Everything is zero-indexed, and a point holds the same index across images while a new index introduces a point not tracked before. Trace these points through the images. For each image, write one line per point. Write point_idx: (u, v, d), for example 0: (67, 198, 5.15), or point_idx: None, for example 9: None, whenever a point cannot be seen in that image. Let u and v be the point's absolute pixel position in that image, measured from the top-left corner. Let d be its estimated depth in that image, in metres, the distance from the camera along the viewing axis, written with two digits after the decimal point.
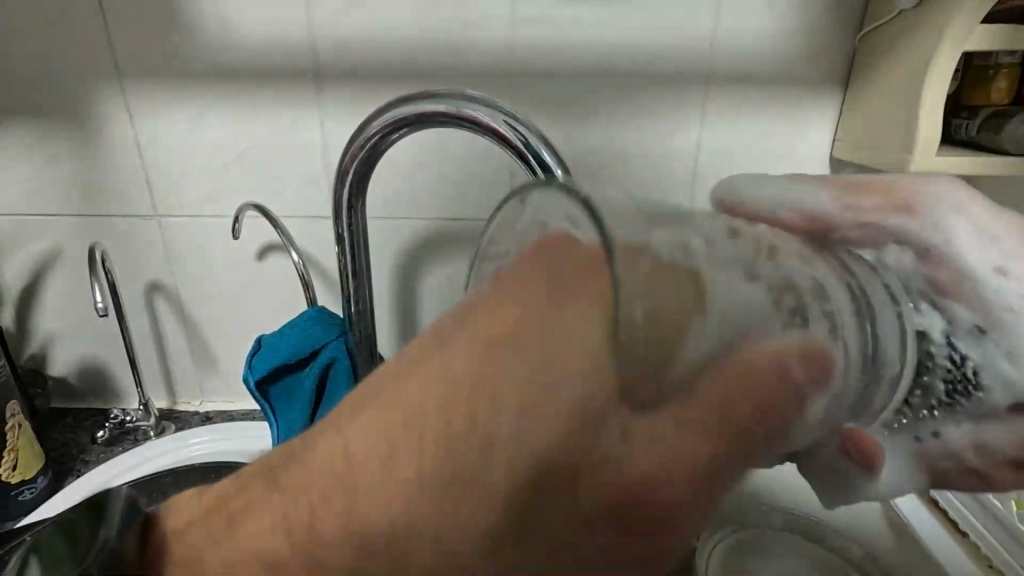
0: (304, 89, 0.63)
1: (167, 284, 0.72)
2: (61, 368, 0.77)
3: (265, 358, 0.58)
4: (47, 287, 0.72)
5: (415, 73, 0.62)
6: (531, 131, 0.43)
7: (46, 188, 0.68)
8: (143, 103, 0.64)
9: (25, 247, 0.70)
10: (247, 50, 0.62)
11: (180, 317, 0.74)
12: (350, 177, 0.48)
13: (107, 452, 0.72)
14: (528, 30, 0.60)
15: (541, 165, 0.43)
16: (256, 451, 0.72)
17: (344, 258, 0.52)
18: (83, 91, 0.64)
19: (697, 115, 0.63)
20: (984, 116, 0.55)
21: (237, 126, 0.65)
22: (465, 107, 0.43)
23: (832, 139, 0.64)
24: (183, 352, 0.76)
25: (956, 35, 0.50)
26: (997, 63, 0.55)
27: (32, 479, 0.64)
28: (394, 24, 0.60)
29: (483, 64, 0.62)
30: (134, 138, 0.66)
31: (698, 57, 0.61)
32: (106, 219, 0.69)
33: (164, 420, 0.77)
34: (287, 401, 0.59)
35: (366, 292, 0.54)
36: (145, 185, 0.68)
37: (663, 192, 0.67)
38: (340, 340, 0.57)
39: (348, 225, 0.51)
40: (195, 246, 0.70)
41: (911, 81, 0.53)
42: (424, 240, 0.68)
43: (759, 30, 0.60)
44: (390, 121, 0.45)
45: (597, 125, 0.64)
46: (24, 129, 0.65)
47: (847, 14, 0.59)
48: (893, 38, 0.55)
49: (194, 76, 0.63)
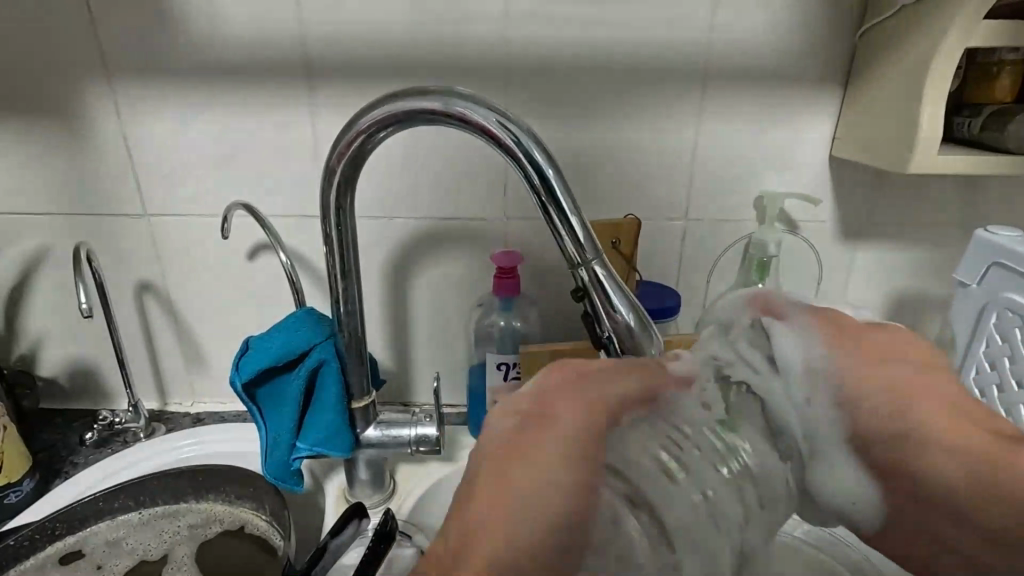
0: (295, 87, 0.62)
1: (156, 284, 0.71)
2: (50, 368, 0.76)
3: (251, 361, 0.56)
4: (35, 286, 0.71)
5: (406, 71, 0.61)
6: (522, 128, 0.42)
7: (34, 186, 0.67)
8: (131, 100, 0.63)
9: (13, 246, 0.69)
10: (235, 47, 0.61)
11: (171, 318, 0.73)
12: (338, 176, 0.47)
13: (96, 453, 0.71)
14: (521, 25, 0.59)
15: (532, 164, 0.42)
16: (248, 453, 0.71)
17: (333, 258, 0.51)
18: (70, 88, 0.63)
19: (693, 113, 0.62)
20: (987, 113, 0.54)
21: (227, 124, 0.64)
22: (455, 103, 0.42)
23: (830, 139, 0.63)
24: (173, 353, 0.75)
25: (961, 28, 0.49)
26: (1000, 59, 0.53)
27: (18, 482, 0.63)
28: (386, 21, 0.59)
29: (477, 59, 0.60)
30: (122, 135, 0.65)
31: (695, 54, 0.60)
32: (94, 217, 0.68)
33: (155, 421, 0.76)
34: (275, 403, 0.58)
35: (355, 293, 0.53)
36: (134, 182, 0.67)
37: (662, 190, 0.65)
38: (328, 343, 0.57)
39: (337, 226, 0.50)
40: (184, 245, 0.69)
41: (911, 79, 0.52)
42: (415, 240, 0.67)
43: (758, 27, 0.59)
44: (378, 118, 0.44)
45: (592, 124, 0.63)
46: (11, 126, 0.64)
47: (847, 11, 0.58)
48: (896, 32, 0.54)
49: (183, 71, 0.62)
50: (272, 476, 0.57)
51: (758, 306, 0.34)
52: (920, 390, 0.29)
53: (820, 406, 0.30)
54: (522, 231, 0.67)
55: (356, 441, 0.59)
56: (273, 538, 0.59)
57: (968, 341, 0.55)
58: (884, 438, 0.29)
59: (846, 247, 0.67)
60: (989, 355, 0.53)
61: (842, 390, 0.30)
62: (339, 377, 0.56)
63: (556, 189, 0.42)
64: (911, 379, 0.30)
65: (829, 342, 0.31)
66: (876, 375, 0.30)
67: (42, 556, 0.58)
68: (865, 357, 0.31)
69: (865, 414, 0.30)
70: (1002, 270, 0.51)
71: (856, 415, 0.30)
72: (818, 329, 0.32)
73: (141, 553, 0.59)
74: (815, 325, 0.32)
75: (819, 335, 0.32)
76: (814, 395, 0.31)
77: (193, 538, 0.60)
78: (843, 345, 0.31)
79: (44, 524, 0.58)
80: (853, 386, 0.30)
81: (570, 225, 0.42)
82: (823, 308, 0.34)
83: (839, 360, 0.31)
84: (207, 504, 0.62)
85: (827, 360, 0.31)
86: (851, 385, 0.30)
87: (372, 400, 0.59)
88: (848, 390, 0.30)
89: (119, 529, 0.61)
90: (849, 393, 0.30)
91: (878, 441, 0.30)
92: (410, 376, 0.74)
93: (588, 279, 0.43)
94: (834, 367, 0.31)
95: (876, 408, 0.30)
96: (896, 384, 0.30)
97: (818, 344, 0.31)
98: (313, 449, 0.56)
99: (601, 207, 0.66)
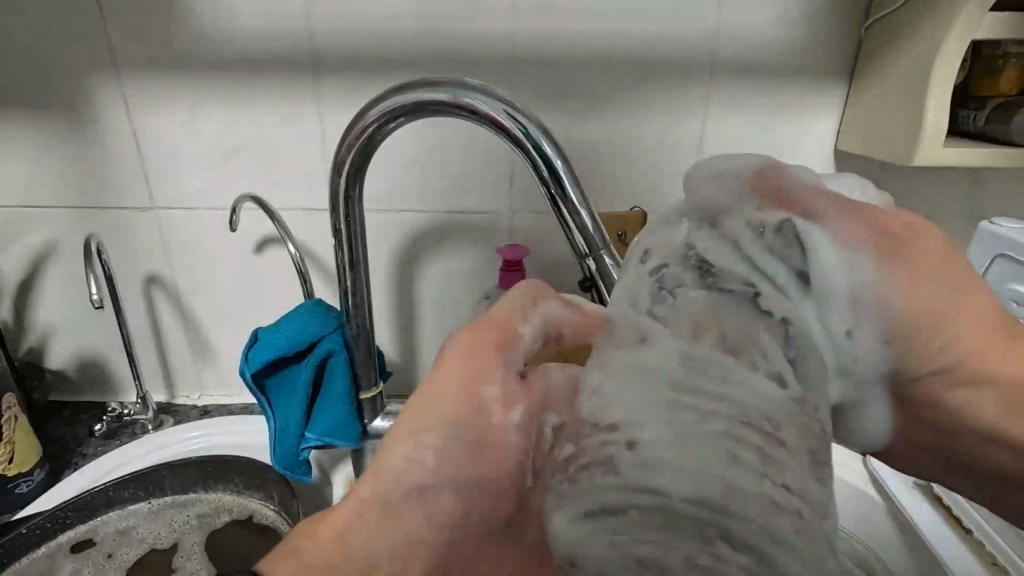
0: (302, 81, 0.62)
1: (164, 277, 0.72)
2: (59, 361, 0.76)
3: (261, 352, 0.56)
4: (45, 279, 0.72)
5: (414, 66, 0.62)
6: (530, 120, 0.43)
7: (44, 180, 0.67)
8: (140, 94, 0.64)
9: (21, 239, 0.70)
10: (242, 42, 0.61)
11: (179, 311, 0.74)
12: (347, 167, 0.47)
13: (105, 445, 0.71)
14: (529, 20, 0.59)
15: (541, 155, 0.43)
16: (256, 445, 0.72)
17: (342, 250, 0.52)
18: (78, 82, 0.63)
19: (699, 106, 0.62)
20: (993, 106, 0.54)
21: (235, 118, 0.64)
22: (464, 95, 0.43)
23: (836, 132, 0.63)
24: (181, 345, 0.76)
25: (969, 18, 0.49)
26: (1005, 52, 0.54)
27: (29, 472, 0.63)
28: (393, 16, 0.60)
29: (484, 53, 0.61)
30: (129, 128, 0.65)
31: (702, 48, 0.60)
32: (103, 211, 0.69)
33: (163, 414, 0.76)
34: (284, 395, 0.58)
35: (363, 284, 0.53)
36: (142, 176, 0.67)
37: (667, 184, 0.66)
38: (337, 334, 0.57)
39: (346, 218, 0.50)
40: (191, 238, 0.70)
41: (918, 70, 0.52)
42: (422, 234, 0.68)
43: (764, 21, 0.59)
44: (387, 110, 0.44)
45: (598, 118, 0.63)
46: (20, 120, 0.65)
47: (854, 4, 0.58)
48: (901, 26, 0.54)
49: (190, 67, 0.62)
50: (281, 465, 0.58)
51: (765, 190, 0.28)
52: (940, 290, 0.30)
53: (864, 329, 0.29)
54: (528, 225, 0.67)
55: (364, 432, 0.60)
56: (282, 527, 0.59)
57: None
58: (914, 343, 0.30)
59: None
60: None
61: (886, 301, 0.29)
62: (346, 368, 0.57)
63: (565, 182, 0.43)
64: (936, 275, 0.30)
65: (867, 243, 0.28)
66: (917, 283, 0.30)
67: (54, 544, 0.59)
68: (914, 264, 0.30)
69: (910, 314, 0.29)
70: (1008, 261, 0.51)
71: (897, 322, 0.29)
72: (855, 217, 0.28)
73: (151, 542, 0.60)
74: (854, 226, 0.28)
75: (858, 226, 0.28)
76: (857, 320, 0.28)
77: (202, 528, 0.61)
78: (879, 244, 0.29)
79: (56, 513, 0.59)
80: (900, 298, 0.29)
81: (578, 216, 0.43)
82: (851, 198, 0.29)
83: (886, 266, 0.29)
84: (215, 494, 0.63)
85: (870, 273, 0.28)
86: (897, 296, 0.29)
87: (380, 392, 0.59)
88: (886, 312, 0.29)
89: (129, 519, 0.61)
90: (896, 308, 0.29)
91: (912, 341, 0.30)
92: (415, 369, 0.75)
93: (594, 267, 0.43)
94: (878, 272, 0.29)
95: (919, 314, 0.30)
96: (930, 303, 0.30)
97: (862, 245, 0.28)
98: (321, 439, 0.57)
99: (606, 201, 0.67)
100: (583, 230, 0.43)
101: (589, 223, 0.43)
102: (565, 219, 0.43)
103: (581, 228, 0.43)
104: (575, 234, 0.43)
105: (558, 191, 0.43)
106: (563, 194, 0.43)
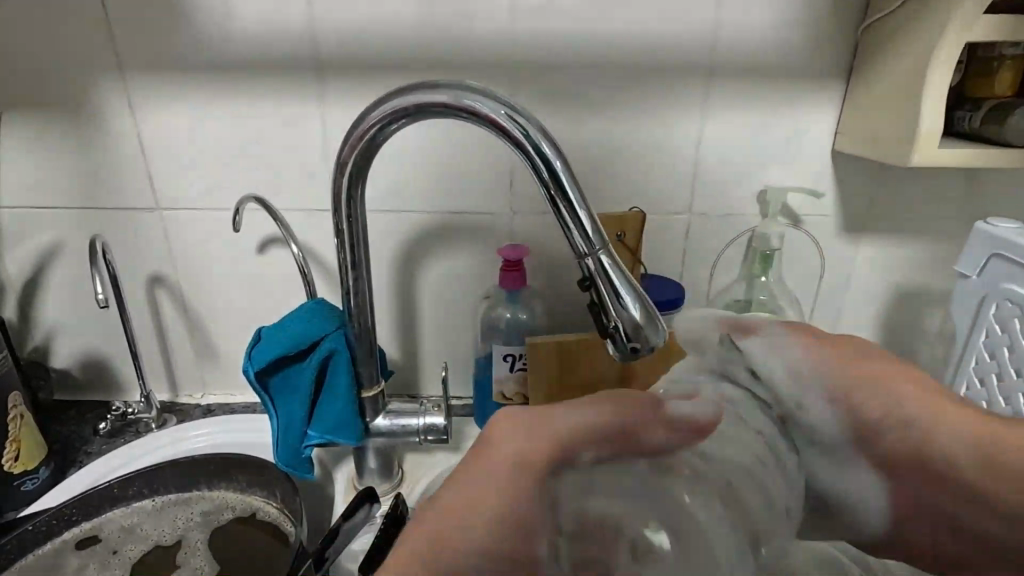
0: (306, 81, 0.63)
1: (168, 277, 0.73)
2: (63, 360, 0.77)
3: (264, 351, 0.57)
4: (50, 279, 0.73)
5: (415, 67, 0.62)
6: (531, 123, 0.43)
7: (49, 180, 0.68)
8: (142, 94, 0.64)
9: (28, 239, 0.71)
10: (246, 42, 0.62)
11: (183, 310, 0.74)
12: (349, 168, 0.48)
13: (109, 443, 0.72)
14: (529, 22, 0.60)
15: (540, 156, 0.43)
16: (259, 442, 0.72)
17: (343, 249, 0.52)
18: (85, 83, 0.64)
19: (698, 107, 0.63)
20: (988, 107, 0.54)
21: (238, 118, 0.65)
22: (464, 97, 0.43)
23: (834, 133, 0.63)
24: (184, 344, 0.76)
25: (961, 22, 0.49)
26: (1001, 54, 0.55)
27: (35, 470, 0.64)
28: (395, 16, 0.60)
29: (485, 54, 0.61)
30: (133, 129, 0.66)
31: (702, 48, 0.61)
32: (107, 211, 0.69)
33: (167, 412, 0.77)
34: (287, 393, 0.58)
35: (365, 285, 0.54)
36: (146, 176, 0.68)
37: (665, 185, 0.66)
38: (339, 332, 0.58)
39: (347, 218, 0.50)
40: (194, 238, 0.70)
41: (913, 72, 0.53)
42: (423, 233, 0.68)
43: (762, 22, 0.60)
44: (390, 111, 0.45)
45: (599, 118, 0.64)
46: (25, 120, 0.65)
47: (852, 7, 0.59)
48: (897, 29, 0.55)
49: (195, 67, 0.63)
50: (284, 462, 0.58)
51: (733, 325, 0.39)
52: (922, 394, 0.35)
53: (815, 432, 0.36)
54: (529, 225, 0.68)
55: (365, 430, 0.60)
56: (284, 525, 0.60)
57: (969, 329, 0.55)
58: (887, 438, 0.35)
59: (848, 240, 0.68)
60: (989, 346, 0.54)
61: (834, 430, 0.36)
62: (349, 366, 0.57)
63: (563, 182, 0.43)
64: (879, 370, 0.36)
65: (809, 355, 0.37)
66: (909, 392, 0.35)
67: (60, 541, 0.60)
68: (860, 373, 0.36)
69: (883, 417, 0.35)
70: (1002, 261, 0.52)
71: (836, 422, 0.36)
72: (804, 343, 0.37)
73: (156, 539, 0.60)
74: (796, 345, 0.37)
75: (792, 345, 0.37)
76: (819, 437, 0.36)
77: (205, 525, 0.61)
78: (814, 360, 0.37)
79: (62, 509, 0.60)
80: (869, 409, 0.35)
81: (577, 216, 0.43)
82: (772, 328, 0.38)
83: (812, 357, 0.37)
84: (219, 492, 0.64)
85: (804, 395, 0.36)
86: (896, 408, 0.35)
87: (382, 390, 0.60)
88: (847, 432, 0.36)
89: (133, 516, 0.62)
90: (848, 417, 0.35)
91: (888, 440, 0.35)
92: (416, 369, 0.75)
93: (593, 267, 0.43)
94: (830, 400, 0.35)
95: (896, 413, 0.35)
96: (883, 404, 0.35)
97: (808, 364, 0.36)
98: (324, 437, 0.57)
99: (606, 201, 0.67)
100: (582, 231, 0.43)
101: (589, 224, 0.43)
102: (564, 220, 0.44)
103: (580, 229, 0.43)
104: (574, 235, 0.44)
105: (558, 192, 0.44)
106: (563, 194, 0.44)
